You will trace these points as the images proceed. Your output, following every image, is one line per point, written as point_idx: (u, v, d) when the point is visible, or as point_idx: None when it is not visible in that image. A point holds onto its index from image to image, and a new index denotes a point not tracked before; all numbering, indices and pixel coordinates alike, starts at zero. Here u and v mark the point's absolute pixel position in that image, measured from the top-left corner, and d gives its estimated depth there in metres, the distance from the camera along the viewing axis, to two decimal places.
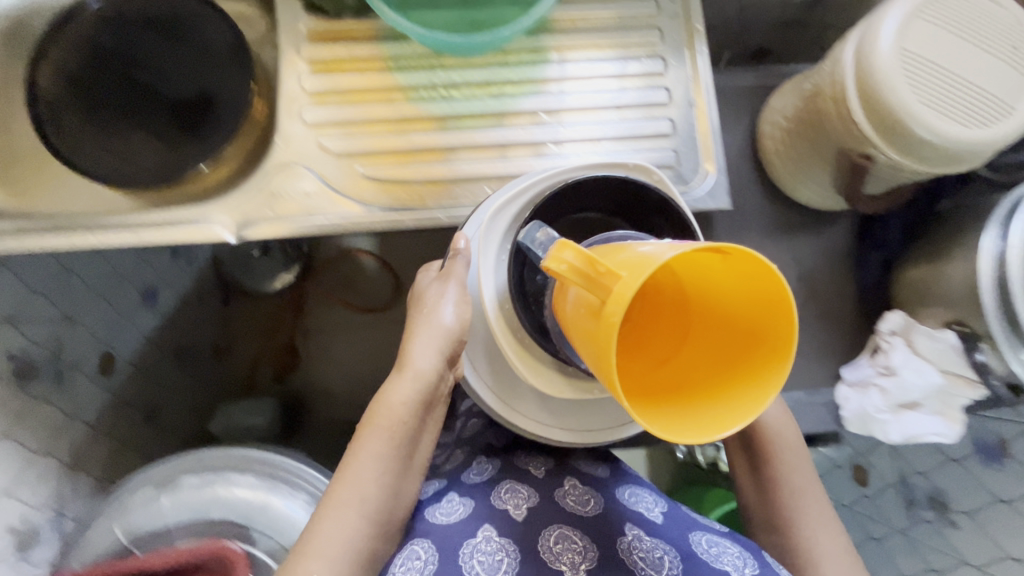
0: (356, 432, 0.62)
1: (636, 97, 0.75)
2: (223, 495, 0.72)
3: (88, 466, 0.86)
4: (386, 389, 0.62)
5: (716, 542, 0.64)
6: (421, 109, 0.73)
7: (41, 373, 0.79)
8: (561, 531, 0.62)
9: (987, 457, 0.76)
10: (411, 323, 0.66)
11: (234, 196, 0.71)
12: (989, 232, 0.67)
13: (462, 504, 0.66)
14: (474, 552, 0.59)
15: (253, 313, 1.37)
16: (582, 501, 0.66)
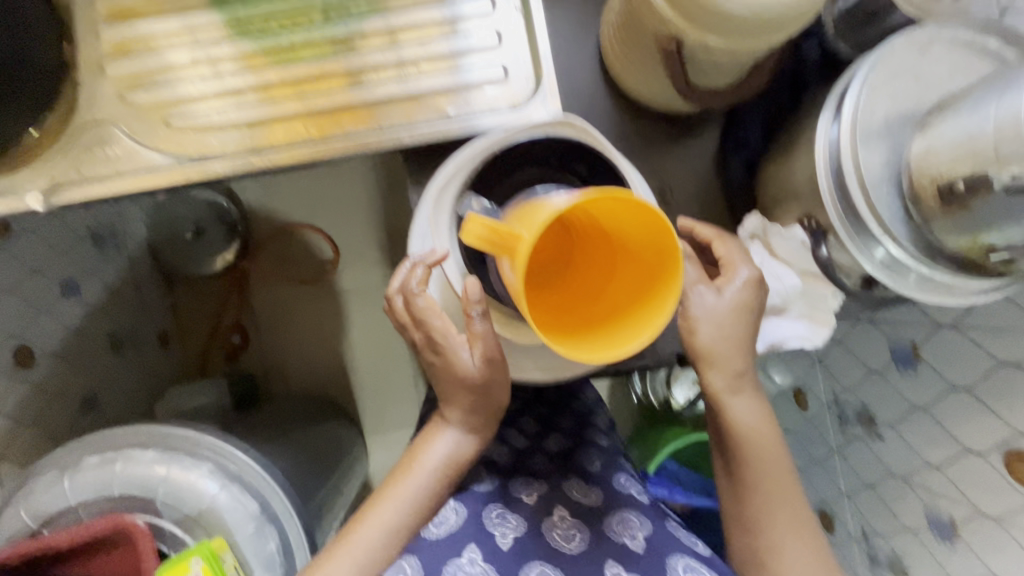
0: (400, 463, 0.66)
1: (466, 13, 0.71)
2: (122, 470, 0.72)
3: (11, 457, 0.88)
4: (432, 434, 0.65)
5: (688, 565, 0.62)
6: (236, 49, 0.70)
7: None
8: (541, 567, 0.62)
9: (902, 364, 0.73)
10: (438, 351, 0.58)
11: (74, 165, 0.68)
12: (822, 116, 0.58)
13: (454, 509, 0.66)
14: (458, 571, 0.61)
15: (198, 297, 1.39)
16: (568, 532, 0.64)
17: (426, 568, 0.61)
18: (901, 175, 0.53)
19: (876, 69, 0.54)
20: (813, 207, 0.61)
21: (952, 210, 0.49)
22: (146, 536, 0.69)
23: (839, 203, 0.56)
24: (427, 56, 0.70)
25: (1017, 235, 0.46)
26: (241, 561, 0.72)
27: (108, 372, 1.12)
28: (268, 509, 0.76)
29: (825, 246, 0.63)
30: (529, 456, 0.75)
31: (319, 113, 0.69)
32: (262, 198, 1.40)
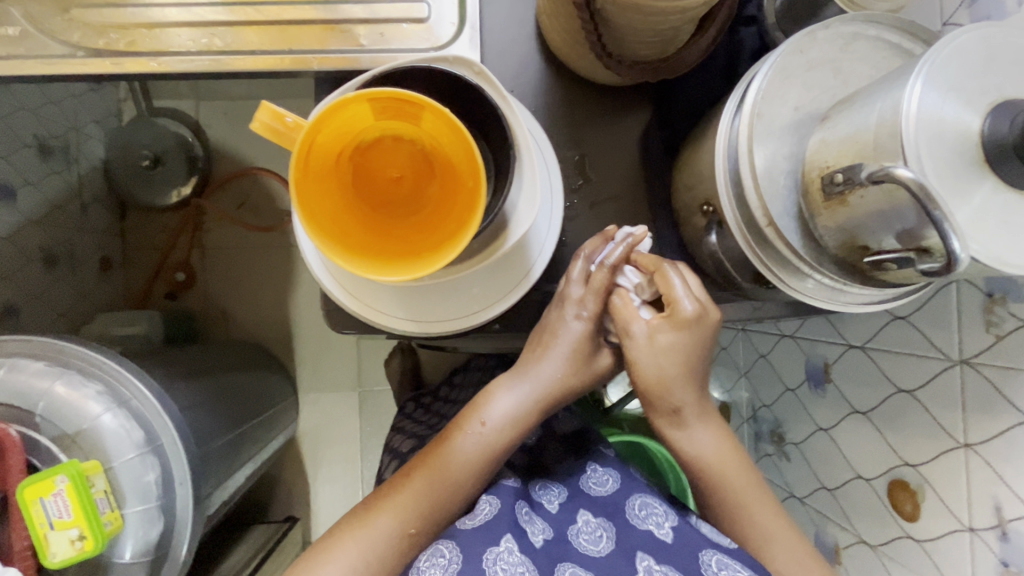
0: (447, 427, 0.63)
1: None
2: (2, 376, 0.70)
3: None
4: (485, 402, 0.63)
5: (723, 559, 0.59)
6: None
7: None
8: (574, 572, 0.59)
9: (814, 384, 0.74)
10: (539, 339, 0.65)
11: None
12: (726, 110, 0.54)
13: (487, 501, 0.63)
14: (498, 559, 0.57)
15: (148, 228, 1.36)
16: (594, 533, 0.63)
17: (464, 556, 0.58)
18: (797, 170, 0.49)
19: (788, 51, 0.50)
20: (712, 193, 0.59)
21: (833, 205, 0.45)
22: (18, 450, 0.67)
23: (734, 201, 0.53)
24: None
25: (891, 240, 0.43)
26: (116, 487, 0.69)
27: (36, 287, 1.09)
28: (157, 439, 0.74)
29: (715, 234, 0.60)
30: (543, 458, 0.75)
31: (251, 36, 0.67)
32: (228, 137, 1.38)
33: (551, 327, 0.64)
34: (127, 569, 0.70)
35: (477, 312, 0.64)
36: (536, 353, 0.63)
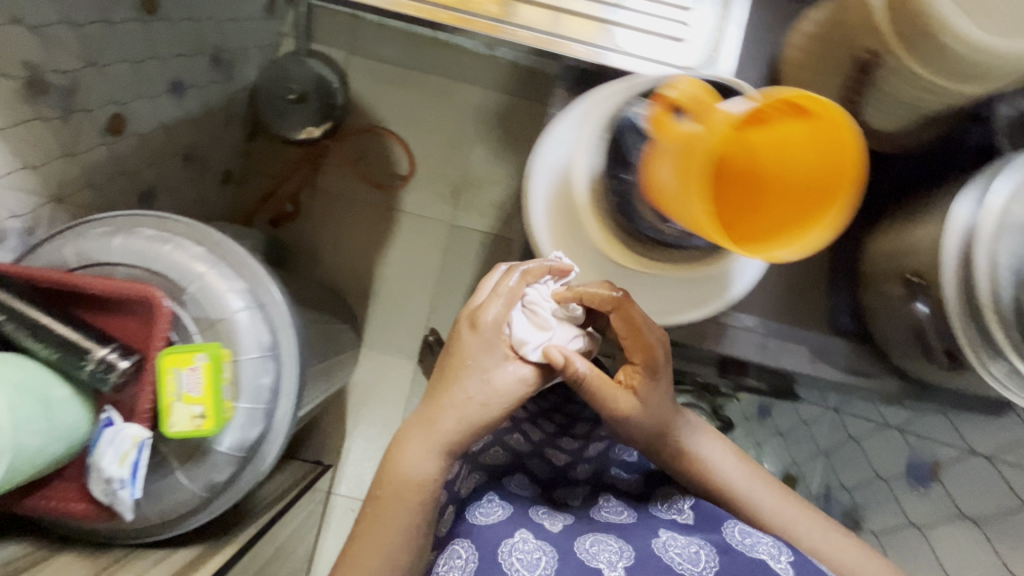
0: (371, 503, 0.68)
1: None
2: (172, 253, 0.74)
3: (67, 201, 0.89)
4: (393, 470, 0.68)
5: (748, 532, 0.73)
6: None
7: (52, 95, 0.81)
8: (596, 537, 0.72)
9: (915, 481, 0.84)
10: (433, 417, 0.69)
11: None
12: (964, 199, 0.67)
13: (503, 508, 0.78)
14: (515, 550, 0.70)
15: (272, 157, 1.43)
16: (609, 515, 0.78)
17: (480, 553, 0.71)
18: (1021, 268, 0.60)
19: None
20: (923, 267, 0.71)
21: None
22: (166, 318, 0.70)
23: (958, 286, 0.65)
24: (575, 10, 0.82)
25: None
26: (236, 379, 0.73)
27: (172, 179, 1.15)
28: (280, 349, 0.77)
29: (922, 303, 0.71)
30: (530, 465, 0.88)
31: (465, 1, 0.81)
32: (371, 94, 1.44)
33: (447, 414, 0.68)
34: (219, 459, 0.73)
35: (676, 316, 0.76)
36: (439, 412, 0.69)
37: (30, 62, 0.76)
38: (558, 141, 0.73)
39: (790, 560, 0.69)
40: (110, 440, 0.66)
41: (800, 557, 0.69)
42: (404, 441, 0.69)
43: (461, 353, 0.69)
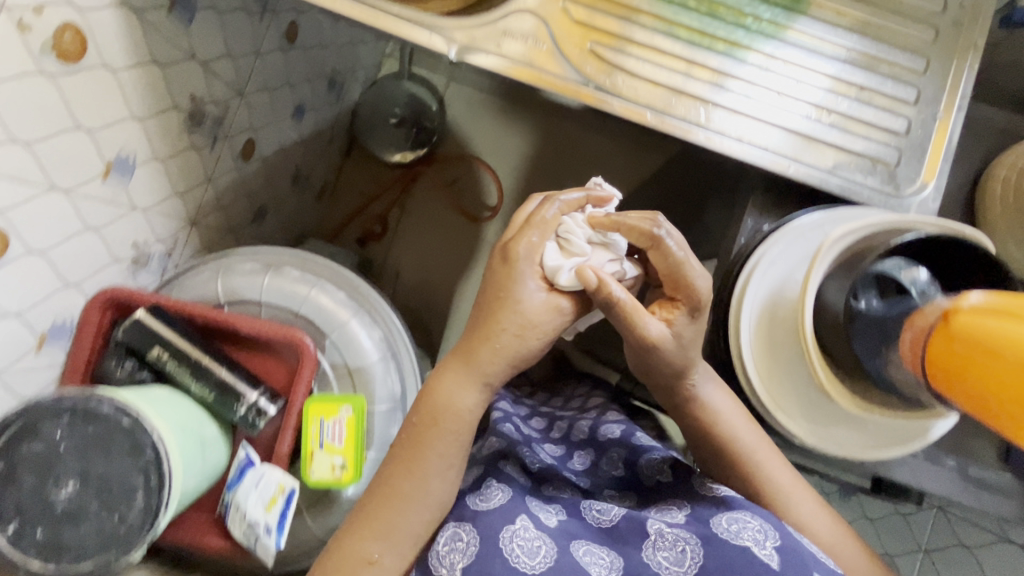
0: (404, 438, 0.61)
1: (773, 50, 0.57)
2: (316, 297, 0.76)
3: (201, 224, 0.91)
4: (443, 411, 0.61)
5: (734, 517, 0.60)
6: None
7: (204, 125, 0.82)
8: (589, 546, 0.59)
9: None
10: (472, 353, 0.60)
11: (471, 20, 0.56)
12: None
13: (500, 492, 0.63)
14: (514, 537, 0.57)
15: (364, 175, 1.44)
16: (603, 508, 0.64)
17: (481, 539, 0.57)
18: None
19: None
20: None
21: None
22: (310, 366, 0.71)
23: None
24: (700, 41, 0.57)
25: None
26: (369, 429, 0.74)
27: (281, 196, 1.16)
28: (404, 398, 0.78)
29: None
30: (518, 447, 0.72)
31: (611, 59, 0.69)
32: (465, 120, 1.44)
33: (485, 348, 0.59)
34: (342, 506, 0.73)
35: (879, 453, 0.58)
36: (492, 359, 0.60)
37: (194, 96, 0.78)
38: (769, 261, 0.57)
39: (774, 545, 0.57)
40: (255, 482, 0.67)
41: (785, 539, 0.58)
42: (447, 373, 0.61)
43: (515, 294, 0.60)
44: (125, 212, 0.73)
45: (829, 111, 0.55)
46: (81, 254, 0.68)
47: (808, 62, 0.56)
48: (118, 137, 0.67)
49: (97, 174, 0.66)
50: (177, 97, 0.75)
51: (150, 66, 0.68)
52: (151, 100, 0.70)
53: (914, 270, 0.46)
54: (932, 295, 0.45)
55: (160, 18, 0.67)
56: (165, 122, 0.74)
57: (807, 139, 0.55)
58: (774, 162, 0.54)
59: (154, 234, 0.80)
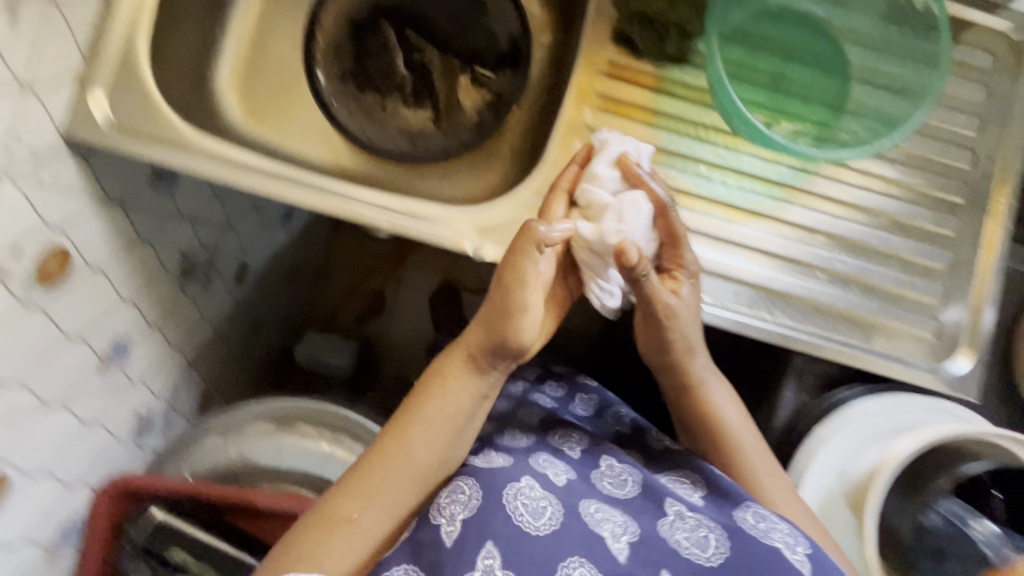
0: (393, 418, 0.48)
1: (804, 221, 0.55)
2: (339, 456, 0.73)
3: (199, 364, 0.86)
4: (441, 383, 0.48)
5: (760, 514, 0.46)
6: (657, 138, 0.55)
7: (197, 274, 0.78)
8: (601, 507, 0.46)
9: None
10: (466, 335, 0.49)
11: (488, 216, 0.53)
12: None
13: (496, 460, 0.49)
14: (518, 496, 0.45)
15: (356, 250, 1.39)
16: (617, 473, 0.49)
17: (485, 491, 0.45)
18: None
19: None
20: None
21: None
22: None
23: None
24: (731, 213, 0.54)
25: None
26: None
27: (276, 299, 1.11)
28: None
29: None
30: (515, 419, 0.56)
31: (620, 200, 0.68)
32: None
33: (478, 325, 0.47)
34: None
35: None
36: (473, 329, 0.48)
37: (184, 253, 0.73)
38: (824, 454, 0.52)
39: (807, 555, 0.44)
40: None
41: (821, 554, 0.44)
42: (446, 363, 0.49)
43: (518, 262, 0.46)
44: (124, 390, 0.68)
45: (865, 283, 0.54)
46: (84, 450, 0.64)
47: (841, 231, 0.55)
48: (110, 327, 0.63)
49: (94, 371, 0.62)
50: (168, 260, 0.70)
51: (139, 247, 0.63)
52: (140, 277, 0.65)
53: (985, 520, 0.50)
54: (1004, 550, 0.49)
55: (147, 198, 0.62)
56: (158, 289, 0.70)
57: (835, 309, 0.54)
58: (814, 344, 0.52)
59: (153, 395, 0.75)
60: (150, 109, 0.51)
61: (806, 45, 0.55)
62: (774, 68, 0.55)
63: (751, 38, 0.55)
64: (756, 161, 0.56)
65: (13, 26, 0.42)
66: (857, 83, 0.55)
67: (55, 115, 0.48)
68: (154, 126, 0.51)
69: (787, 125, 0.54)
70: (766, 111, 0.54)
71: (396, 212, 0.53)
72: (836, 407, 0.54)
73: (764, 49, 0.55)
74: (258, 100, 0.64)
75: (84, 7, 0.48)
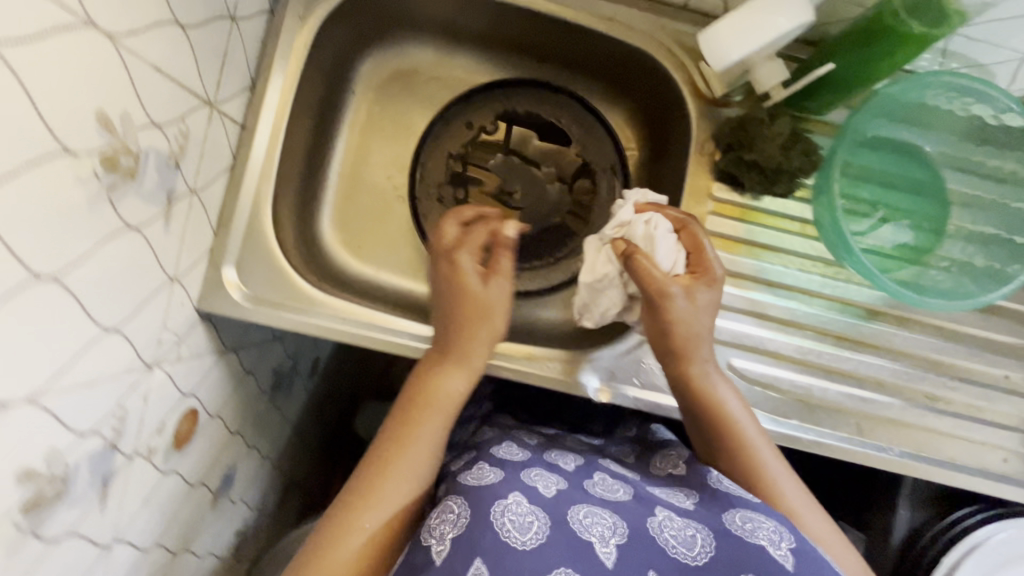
0: (396, 422, 0.47)
1: (913, 347, 0.56)
2: None
3: (282, 462, 0.87)
4: (433, 388, 0.48)
5: (746, 514, 0.43)
6: (766, 270, 0.56)
7: (284, 383, 0.79)
8: (591, 507, 0.42)
9: None
10: (462, 349, 0.49)
11: (603, 356, 0.55)
12: None
13: (483, 469, 0.45)
14: (505, 512, 0.40)
15: None
16: (609, 484, 0.46)
17: (475, 509, 0.40)
18: None
19: None
20: None
21: None
22: None
23: None
24: (842, 342, 0.56)
25: None
26: None
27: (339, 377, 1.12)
28: None
29: None
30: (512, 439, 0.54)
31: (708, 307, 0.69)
32: None
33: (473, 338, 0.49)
34: None
35: None
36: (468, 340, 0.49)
37: (277, 369, 0.75)
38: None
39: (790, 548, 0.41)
40: None
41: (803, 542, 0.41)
42: (438, 372, 0.49)
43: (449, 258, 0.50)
44: (229, 513, 0.69)
45: (974, 405, 0.56)
46: None
47: (950, 355, 0.56)
48: (221, 461, 0.64)
49: (209, 505, 0.63)
50: (264, 380, 0.71)
51: (244, 380, 0.65)
52: (245, 406, 0.67)
53: None
54: None
55: (253, 333, 0.63)
56: (256, 410, 0.71)
57: (945, 434, 0.55)
58: (932, 469, 0.54)
59: (249, 507, 0.76)
60: (277, 275, 0.53)
61: (907, 177, 0.57)
62: (877, 202, 0.57)
63: (854, 173, 0.56)
64: (863, 288, 0.57)
65: (166, 227, 0.43)
66: (956, 206, 0.56)
67: (192, 292, 0.49)
68: (282, 291, 0.53)
69: (893, 254, 0.57)
70: (875, 246, 0.56)
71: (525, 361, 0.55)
72: (961, 535, 0.55)
73: (867, 184, 0.57)
74: (357, 232, 0.64)
75: (217, 185, 0.49)
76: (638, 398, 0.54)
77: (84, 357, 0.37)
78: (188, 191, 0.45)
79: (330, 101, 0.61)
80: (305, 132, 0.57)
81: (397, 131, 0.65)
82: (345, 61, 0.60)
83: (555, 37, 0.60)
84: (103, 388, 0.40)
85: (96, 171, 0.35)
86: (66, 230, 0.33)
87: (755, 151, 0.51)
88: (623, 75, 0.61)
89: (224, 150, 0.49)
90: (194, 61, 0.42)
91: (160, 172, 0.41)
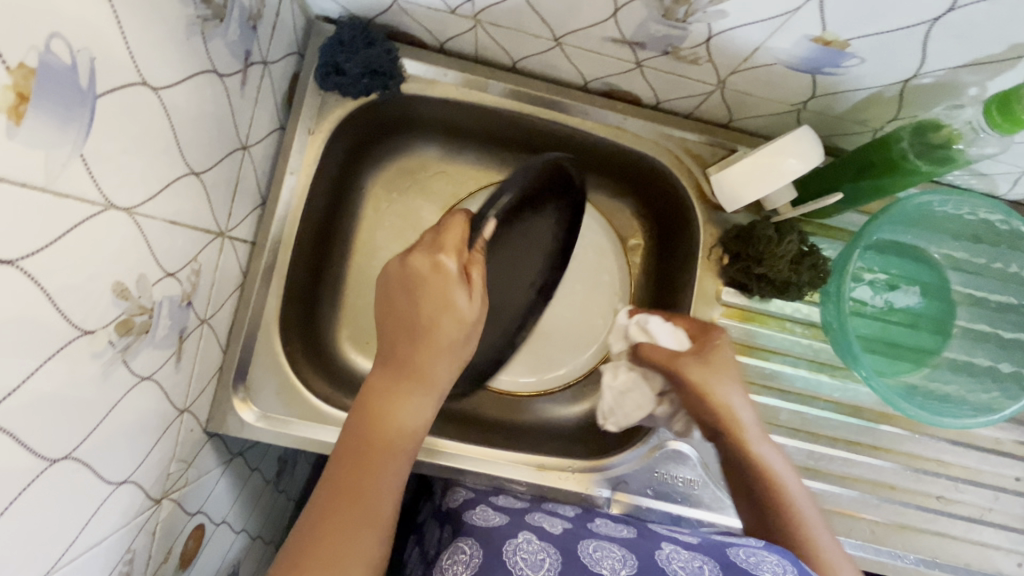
0: (349, 462, 0.43)
1: (924, 450, 0.56)
2: None
3: None
4: (392, 427, 0.44)
5: (750, 551, 0.42)
6: (780, 377, 0.56)
7: (289, 466, 0.77)
8: (599, 543, 0.41)
9: None
10: (421, 372, 0.46)
11: (615, 464, 0.55)
12: None
13: (487, 518, 0.45)
14: (518, 550, 0.39)
15: None
16: (612, 525, 0.46)
17: (486, 548, 0.39)
18: None
19: None
20: None
21: None
22: None
23: None
24: (855, 446, 0.56)
25: None
26: None
27: None
28: None
29: None
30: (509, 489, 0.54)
31: None
32: None
33: (438, 358, 0.46)
34: None
35: None
36: (433, 360, 0.46)
37: (281, 455, 0.74)
38: None
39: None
40: None
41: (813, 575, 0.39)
42: (394, 403, 0.45)
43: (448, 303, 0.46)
44: None
45: (987, 508, 0.56)
46: None
47: (961, 458, 0.56)
48: (226, 563, 0.62)
49: None
50: (269, 471, 0.70)
51: (249, 479, 0.64)
52: (250, 502, 0.65)
53: None
54: None
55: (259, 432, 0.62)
56: (262, 501, 0.70)
57: (954, 538, 0.56)
58: None
59: None
60: (287, 391, 0.53)
61: (915, 279, 0.57)
62: (885, 303, 0.57)
63: (861, 275, 0.57)
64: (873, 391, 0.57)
65: (176, 365, 0.43)
66: (963, 307, 0.56)
67: (200, 416, 0.49)
68: (292, 407, 0.53)
69: (903, 355, 0.57)
70: (884, 350, 0.57)
71: (542, 469, 0.54)
72: None
73: (873, 286, 0.57)
74: (362, 329, 0.63)
75: (227, 305, 0.49)
76: (653, 508, 0.54)
77: (97, 516, 0.37)
78: (199, 323, 0.45)
79: (337, 202, 0.60)
80: (314, 239, 0.58)
81: (404, 225, 0.66)
82: (354, 163, 0.61)
83: (562, 141, 0.61)
84: (114, 540, 0.39)
85: (112, 339, 0.34)
86: (80, 409, 0.33)
87: (767, 267, 0.51)
88: (630, 173, 0.62)
89: (232, 272, 0.49)
90: (209, 200, 0.42)
91: (172, 316, 0.41)
